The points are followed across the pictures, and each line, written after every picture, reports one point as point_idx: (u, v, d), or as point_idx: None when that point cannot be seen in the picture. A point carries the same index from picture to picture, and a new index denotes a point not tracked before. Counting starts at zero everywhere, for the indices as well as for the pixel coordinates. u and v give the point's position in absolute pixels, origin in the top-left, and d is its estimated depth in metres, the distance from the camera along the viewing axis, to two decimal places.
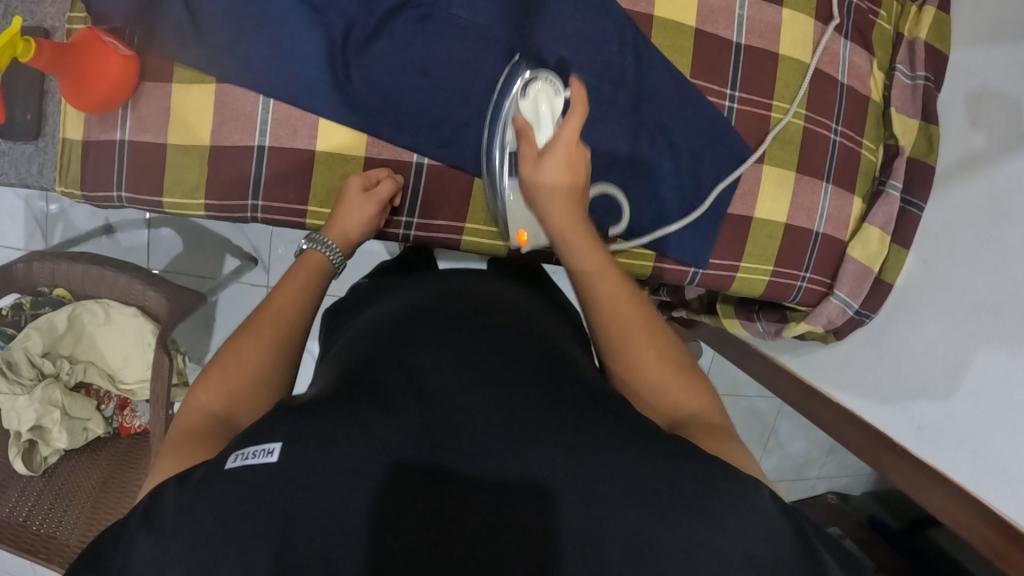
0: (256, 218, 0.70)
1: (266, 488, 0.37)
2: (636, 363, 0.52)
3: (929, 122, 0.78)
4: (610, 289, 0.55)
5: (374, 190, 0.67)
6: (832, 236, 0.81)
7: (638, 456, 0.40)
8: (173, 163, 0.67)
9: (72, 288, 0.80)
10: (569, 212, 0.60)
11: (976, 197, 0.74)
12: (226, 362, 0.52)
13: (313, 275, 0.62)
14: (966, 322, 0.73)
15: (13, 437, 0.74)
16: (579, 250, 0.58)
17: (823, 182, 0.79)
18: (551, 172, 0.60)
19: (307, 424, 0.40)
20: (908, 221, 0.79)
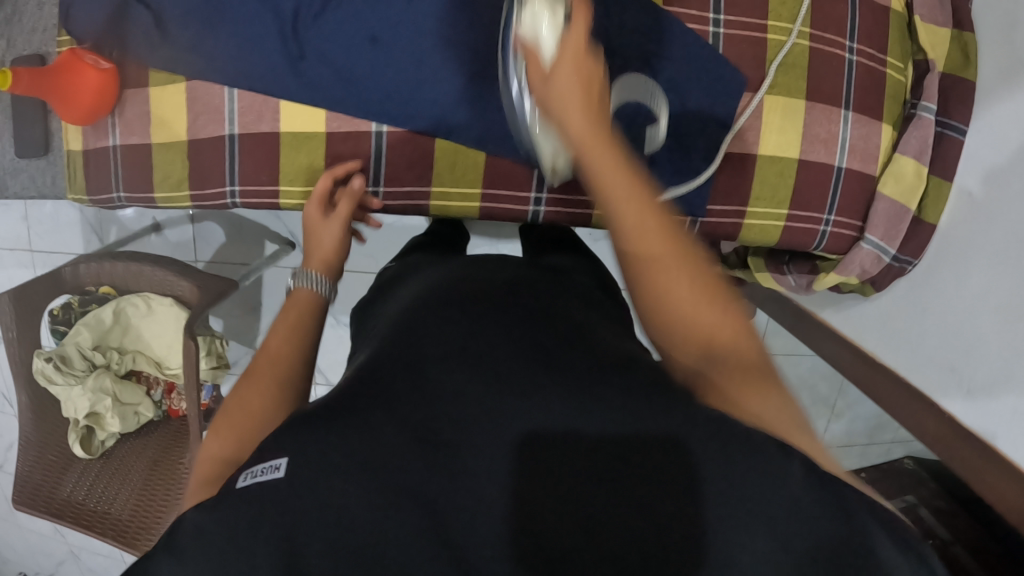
0: (236, 204, 0.72)
1: (276, 509, 0.36)
2: (665, 299, 0.44)
3: (963, 30, 0.71)
4: (631, 212, 0.46)
5: (337, 217, 0.68)
6: (859, 171, 0.72)
7: (666, 437, 0.38)
8: (159, 160, 0.72)
9: (116, 284, 0.86)
10: (575, 108, 0.51)
11: (1013, 121, 0.65)
12: (229, 409, 0.49)
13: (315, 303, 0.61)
14: (1009, 267, 0.65)
15: (73, 423, 0.83)
16: (597, 162, 0.49)
17: (841, 109, 0.70)
18: (562, 78, 0.52)
19: (314, 443, 0.38)
20: (948, 146, 0.70)
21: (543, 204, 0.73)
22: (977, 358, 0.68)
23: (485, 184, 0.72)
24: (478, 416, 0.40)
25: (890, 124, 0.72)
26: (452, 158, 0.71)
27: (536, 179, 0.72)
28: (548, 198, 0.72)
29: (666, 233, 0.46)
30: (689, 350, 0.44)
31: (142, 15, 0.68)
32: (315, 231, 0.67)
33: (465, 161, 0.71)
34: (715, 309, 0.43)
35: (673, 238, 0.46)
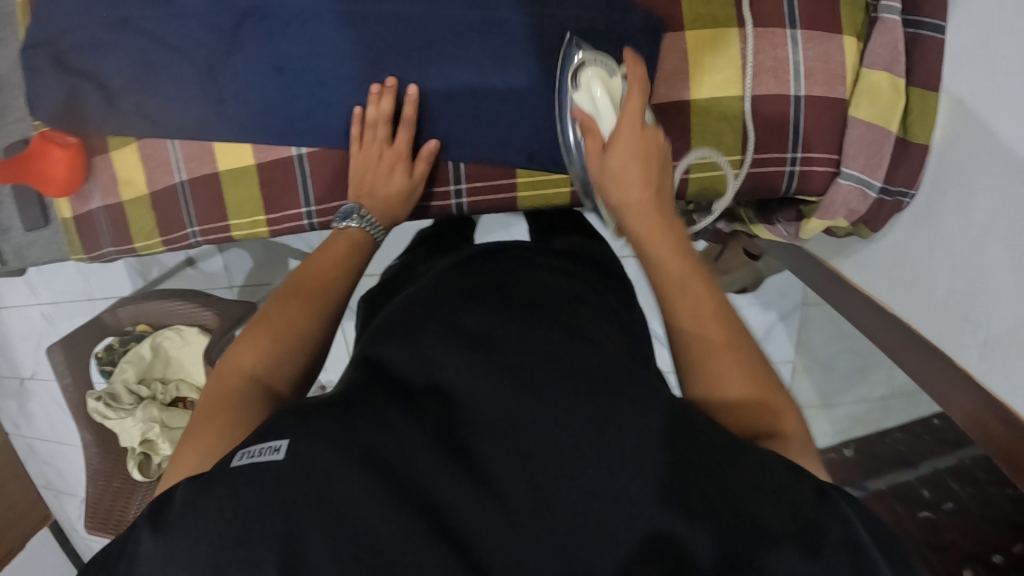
0: (199, 240, 0.78)
1: (283, 486, 0.37)
2: (719, 395, 0.45)
3: None
4: (692, 304, 0.47)
5: (416, 175, 0.68)
6: (822, 97, 0.63)
7: (684, 479, 0.38)
8: (131, 215, 0.78)
9: (151, 321, 0.95)
10: (638, 190, 0.52)
11: (992, 23, 0.54)
12: (273, 318, 0.54)
13: (355, 250, 0.64)
14: (1013, 192, 0.53)
15: (131, 450, 0.93)
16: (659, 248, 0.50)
17: (783, 29, 0.62)
18: (618, 162, 0.53)
19: (321, 426, 0.40)
20: (926, 51, 0.59)
21: (465, 195, 0.72)
22: (989, 304, 0.57)
23: None
24: (481, 402, 0.43)
25: (853, 35, 0.62)
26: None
27: (454, 173, 0.71)
28: (469, 188, 0.71)
29: (723, 331, 0.46)
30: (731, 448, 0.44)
31: (88, 90, 0.71)
32: (382, 178, 0.67)
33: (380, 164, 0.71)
34: (747, 390, 0.44)
35: (732, 330, 0.46)
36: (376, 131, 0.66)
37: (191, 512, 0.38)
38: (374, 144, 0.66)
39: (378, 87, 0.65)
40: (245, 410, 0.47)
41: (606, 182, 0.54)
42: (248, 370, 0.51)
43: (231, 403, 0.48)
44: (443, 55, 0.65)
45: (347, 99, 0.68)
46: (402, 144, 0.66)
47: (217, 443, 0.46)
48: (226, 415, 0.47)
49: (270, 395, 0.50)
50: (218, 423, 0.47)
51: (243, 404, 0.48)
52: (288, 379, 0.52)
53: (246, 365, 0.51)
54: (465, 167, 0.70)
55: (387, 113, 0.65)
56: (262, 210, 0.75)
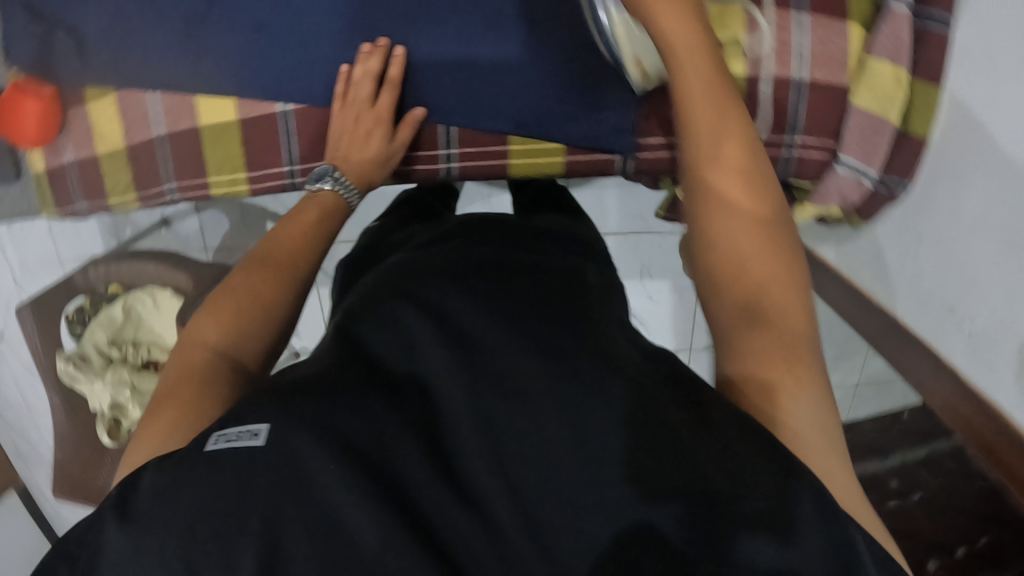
0: (175, 197, 0.76)
1: (257, 474, 0.35)
2: (728, 235, 0.41)
3: None
4: (716, 152, 0.43)
5: (397, 140, 0.66)
6: (824, 83, 0.61)
7: (651, 455, 0.37)
8: (105, 170, 0.75)
9: (124, 282, 0.94)
10: (673, 25, 0.48)
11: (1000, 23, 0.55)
12: (236, 291, 0.52)
13: (327, 215, 0.61)
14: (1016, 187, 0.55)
15: (101, 415, 0.91)
16: (693, 88, 0.45)
17: (790, 10, 0.60)
18: None
19: (301, 409, 0.38)
20: (928, 44, 0.59)
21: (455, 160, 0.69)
22: (979, 299, 0.60)
23: None
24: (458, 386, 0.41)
25: (859, 22, 0.61)
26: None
27: (444, 136, 0.68)
28: (460, 154, 0.68)
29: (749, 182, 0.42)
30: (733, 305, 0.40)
31: (64, 38, 0.69)
32: (360, 140, 0.64)
33: None
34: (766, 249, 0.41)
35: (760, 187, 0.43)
36: (360, 89, 0.63)
37: (163, 501, 0.35)
38: (355, 102, 0.64)
39: (367, 46, 0.63)
40: (209, 387, 0.45)
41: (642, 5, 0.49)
42: (211, 343, 0.48)
43: (196, 378, 0.46)
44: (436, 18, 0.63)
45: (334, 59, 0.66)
46: (384, 106, 0.64)
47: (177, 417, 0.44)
48: (186, 386, 0.45)
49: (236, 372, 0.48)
50: (185, 395, 0.45)
51: (204, 380, 0.46)
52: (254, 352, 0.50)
53: (208, 338, 0.48)
54: (459, 133, 0.67)
55: (373, 72, 0.63)
56: (242, 166, 0.72)
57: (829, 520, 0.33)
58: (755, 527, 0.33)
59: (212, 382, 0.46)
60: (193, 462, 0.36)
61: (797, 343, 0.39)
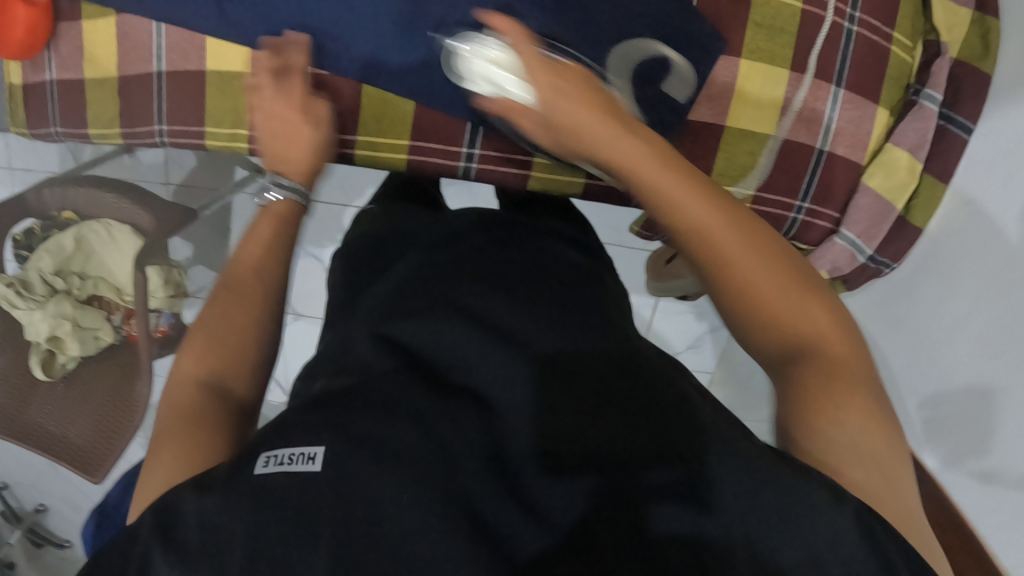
0: (164, 142, 0.70)
1: (308, 496, 0.34)
2: (744, 294, 0.42)
3: (985, 13, 0.62)
4: (696, 209, 0.43)
5: (346, 101, 0.64)
6: (843, 158, 0.64)
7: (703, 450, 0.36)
8: (92, 97, 0.70)
9: (79, 209, 0.87)
10: (607, 139, 0.46)
11: (1020, 137, 0.57)
12: (214, 324, 0.50)
13: (281, 227, 0.57)
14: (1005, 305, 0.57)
15: (35, 346, 0.85)
16: (657, 183, 0.44)
17: (830, 85, 0.62)
18: (565, 110, 0.47)
19: (344, 425, 0.37)
20: (947, 144, 0.63)
21: (475, 160, 0.66)
22: (945, 386, 0.64)
23: (413, 135, 0.65)
24: (499, 383, 0.40)
25: (886, 108, 0.64)
26: (380, 108, 0.64)
27: (469, 135, 0.65)
28: (482, 156, 0.65)
29: (741, 231, 0.43)
30: (775, 352, 0.42)
31: None
32: (318, 129, 0.63)
33: (394, 109, 0.64)
34: (772, 281, 0.42)
35: (748, 229, 0.43)
36: (281, 88, 0.59)
37: (218, 534, 0.33)
38: (274, 99, 0.58)
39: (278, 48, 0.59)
40: (207, 418, 0.45)
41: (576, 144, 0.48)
42: (195, 377, 0.47)
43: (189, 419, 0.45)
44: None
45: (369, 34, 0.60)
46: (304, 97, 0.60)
47: (181, 453, 0.42)
48: (182, 417, 0.45)
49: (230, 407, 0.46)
50: (197, 444, 0.42)
51: (195, 412, 0.45)
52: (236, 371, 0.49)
53: (194, 373, 0.48)
54: (485, 136, 0.64)
55: (298, 66, 0.59)
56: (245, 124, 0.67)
57: (733, 486, 0.35)
58: (665, 496, 0.34)
59: (202, 415, 0.44)
60: (242, 483, 0.35)
61: (831, 345, 0.40)
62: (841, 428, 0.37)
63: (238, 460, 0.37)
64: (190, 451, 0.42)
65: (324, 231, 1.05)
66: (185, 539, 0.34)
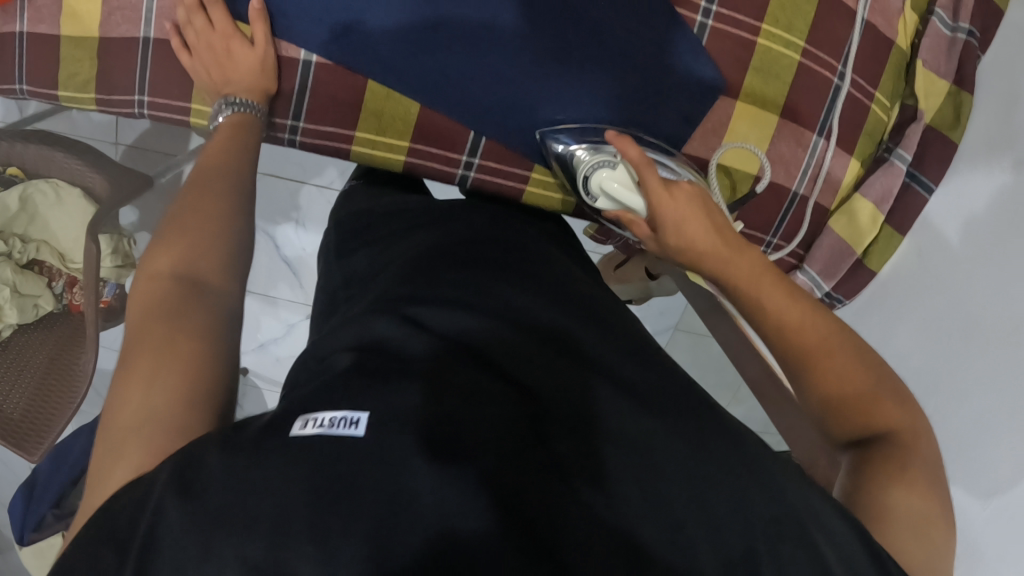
0: (144, 114, 0.67)
1: (339, 452, 0.33)
2: (828, 384, 0.49)
3: (962, 88, 0.68)
4: (778, 301, 0.52)
5: (260, 43, 0.61)
6: (816, 202, 0.69)
7: (693, 473, 0.37)
8: (64, 56, 0.65)
9: (25, 167, 0.82)
10: (698, 234, 0.56)
11: (970, 207, 0.66)
12: (183, 213, 0.53)
13: (238, 138, 0.60)
14: (978, 349, 0.62)
15: None
16: (739, 270, 0.54)
17: (811, 134, 0.67)
18: (670, 211, 0.56)
19: (368, 393, 0.37)
20: (908, 200, 0.69)
21: (474, 169, 0.67)
22: None
23: (415, 137, 0.66)
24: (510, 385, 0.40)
25: (858, 159, 0.69)
26: (382, 104, 0.64)
27: (471, 144, 0.66)
28: (481, 165, 0.67)
29: (812, 324, 0.50)
30: (848, 430, 0.48)
31: None
32: (226, 62, 0.61)
33: (396, 107, 0.64)
34: (866, 381, 0.48)
35: (831, 328, 0.50)
36: (193, 21, 0.61)
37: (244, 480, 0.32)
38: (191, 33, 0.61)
39: None
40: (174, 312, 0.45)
41: (680, 248, 0.57)
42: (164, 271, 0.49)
43: (165, 315, 0.45)
44: (501, 19, 0.61)
45: (389, 23, 0.60)
46: (224, 24, 0.61)
47: (157, 366, 0.42)
48: (157, 325, 0.44)
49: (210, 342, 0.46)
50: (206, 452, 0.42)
51: (160, 314, 0.45)
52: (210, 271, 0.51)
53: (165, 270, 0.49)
54: (487, 145, 0.66)
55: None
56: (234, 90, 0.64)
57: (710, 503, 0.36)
58: (621, 515, 0.34)
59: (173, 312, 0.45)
60: (276, 442, 0.34)
61: (901, 439, 0.46)
62: (898, 504, 0.43)
63: (272, 423, 0.36)
64: (160, 361, 0.42)
65: (274, 209, 0.99)
66: (205, 488, 0.32)
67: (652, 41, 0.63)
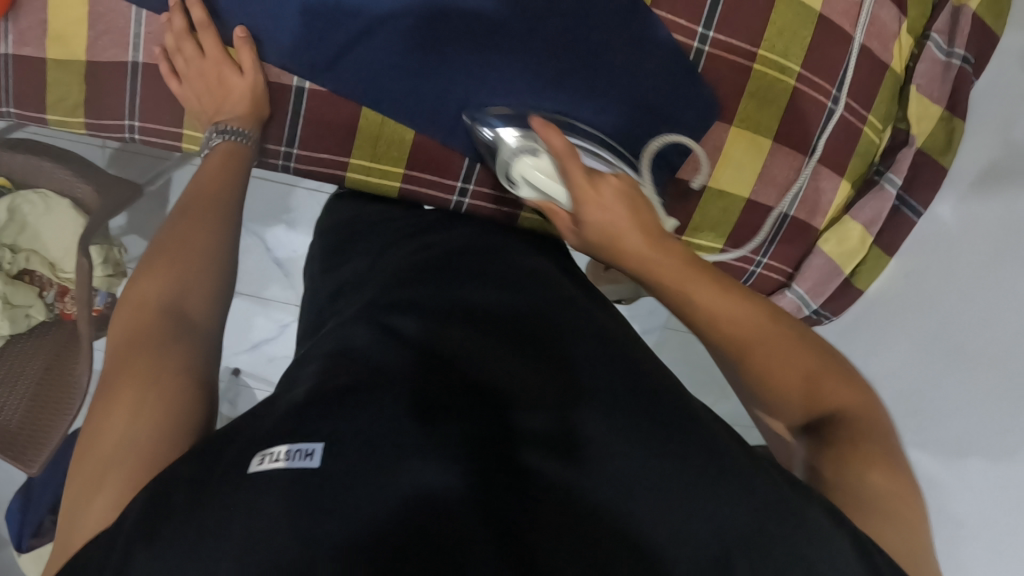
0: (134, 138, 0.67)
1: (306, 488, 0.35)
2: (772, 376, 0.47)
3: (954, 115, 0.68)
4: (705, 298, 0.50)
5: (248, 70, 0.60)
6: (805, 222, 0.70)
7: (643, 453, 0.39)
8: (50, 80, 0.64)
9: (14, 173, 0.80)
10: (621, 230, 0.53)
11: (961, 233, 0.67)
12: (171, 241, 0.53)
13: (230, 166, 0.60)
14: (960, 371, 0.63)
15: None
16: (664, 270, 0.51)
17: (803, 157, 0.67)
18: (590, 207, 0.53)
19: (319, 418, 0.38)
20: (897, 222, 0.70)
21: (469, 195, 0.68)
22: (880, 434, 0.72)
23: (410, 163, 0.67)
24: (462, 390, 0.42)
25: (850, 180, 0.70)
26: (377, 130, 0.65)
27: (466, 169, 0.67)
28: (476, 191, 0.68)
29: (744, 318, 0.49)
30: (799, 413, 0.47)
31: None
32: (219, 91, 0.61)
33: (392, 134, 0.65)
34: (811, 361, 0.48)
35: (765, 315, 0.49)
36: (181, 51, 0.61)
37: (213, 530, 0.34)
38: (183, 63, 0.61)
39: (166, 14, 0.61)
40: (157, 345, 0.46)
41: (601, 243, 0.54)
42: (151, 299, 0.49)
43: (149, 343, 0.46)
44: (498, 49, 0.60)
45: (384, 52, 0.60)
46: (212, 51, 0.60)
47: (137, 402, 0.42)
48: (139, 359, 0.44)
49: (196, 375, 0.46)
50: None
51: (144, 347, 0.46)
52: (196, 304, 0.51)
53: (153, 296, 0.49)
54: (481, 171, 0.67)
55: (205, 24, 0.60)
56: None
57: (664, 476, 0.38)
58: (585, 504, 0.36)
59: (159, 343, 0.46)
60: (241, 481, 0.36)
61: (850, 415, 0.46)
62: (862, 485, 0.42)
63: (233, 456, 0.37)
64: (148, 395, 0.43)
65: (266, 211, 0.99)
66: (168, 533, 0.34)
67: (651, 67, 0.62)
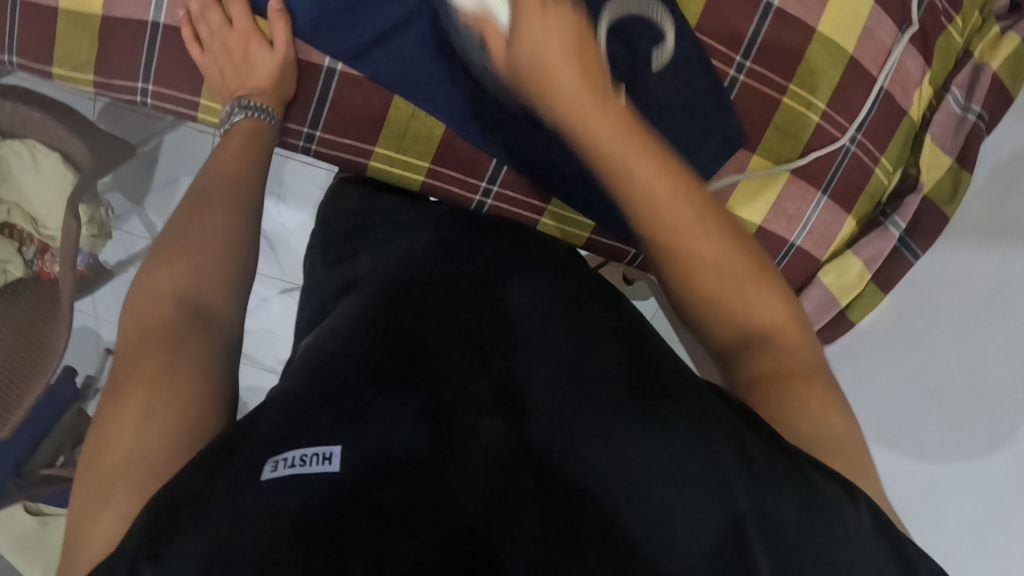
0: (146, 102, 0.63)
1: (324, 495, 0.34)
2: (704, 288, 0.45)
3: (963, 167, 0.71)
4: (658, 184, 0.44)
5: (279, 45, 0.59)
6: (808, 253, 0.70)
7: (648, 435, 0.37)
8: (60, 33, 0.61)
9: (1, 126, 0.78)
10: (563, 61, 0.45)
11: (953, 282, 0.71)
12: (189, 230, 0.50)
13: (250, 146, 0.57)
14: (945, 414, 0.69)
15: None
16: (609, 124, 0.44)
17: (817, 191, 0.68)
18: (533, 31, 0.45)
19: (326, 422, 0.37)
20: (896, 263, 0.72)
21: (491, 197, 0.67)
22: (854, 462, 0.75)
23: (435, 160, 0.65)
24: (465, 383, 0.40)
25: (855, 217, 0.72)
26: (405, 122, 0.63)
27: (491, 172, 0.65)
28: (499, 193, 0.66)
29: (695, 220, 0.44)
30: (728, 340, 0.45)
31: None
32: (244, 66, 0.59)
33: (420, 127, 0.63)
34: (752, 284, 0.45)
35: (723, 231, 0.45)
36: (210, 19, 0.59)
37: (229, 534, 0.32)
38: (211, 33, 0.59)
39: None
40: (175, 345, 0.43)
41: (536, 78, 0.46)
42: (170, 291, 0.47)
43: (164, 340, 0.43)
44: None
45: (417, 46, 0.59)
46: (243, 23, 0.59)
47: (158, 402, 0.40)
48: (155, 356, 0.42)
49: (214, 374, 0.43)
50: None
51: (164, 343, 0.43)
52: (215, 295, 0.48)
53: (169, 289, 0.47)
54: (507, 176, 0.65)
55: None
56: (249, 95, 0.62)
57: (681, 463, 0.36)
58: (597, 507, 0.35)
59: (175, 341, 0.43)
60: (256, 487, 0.34)
61: (777, 339, 0.44)
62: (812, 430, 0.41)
63: (241, 456, 0.35)
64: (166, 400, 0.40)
65: None
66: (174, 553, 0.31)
67: (689, 89, 0.62)
